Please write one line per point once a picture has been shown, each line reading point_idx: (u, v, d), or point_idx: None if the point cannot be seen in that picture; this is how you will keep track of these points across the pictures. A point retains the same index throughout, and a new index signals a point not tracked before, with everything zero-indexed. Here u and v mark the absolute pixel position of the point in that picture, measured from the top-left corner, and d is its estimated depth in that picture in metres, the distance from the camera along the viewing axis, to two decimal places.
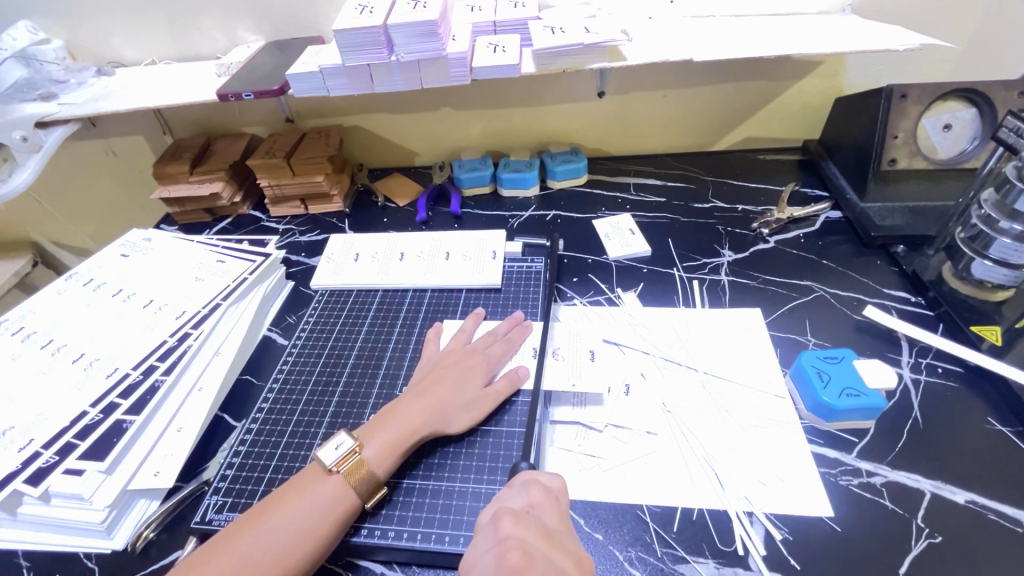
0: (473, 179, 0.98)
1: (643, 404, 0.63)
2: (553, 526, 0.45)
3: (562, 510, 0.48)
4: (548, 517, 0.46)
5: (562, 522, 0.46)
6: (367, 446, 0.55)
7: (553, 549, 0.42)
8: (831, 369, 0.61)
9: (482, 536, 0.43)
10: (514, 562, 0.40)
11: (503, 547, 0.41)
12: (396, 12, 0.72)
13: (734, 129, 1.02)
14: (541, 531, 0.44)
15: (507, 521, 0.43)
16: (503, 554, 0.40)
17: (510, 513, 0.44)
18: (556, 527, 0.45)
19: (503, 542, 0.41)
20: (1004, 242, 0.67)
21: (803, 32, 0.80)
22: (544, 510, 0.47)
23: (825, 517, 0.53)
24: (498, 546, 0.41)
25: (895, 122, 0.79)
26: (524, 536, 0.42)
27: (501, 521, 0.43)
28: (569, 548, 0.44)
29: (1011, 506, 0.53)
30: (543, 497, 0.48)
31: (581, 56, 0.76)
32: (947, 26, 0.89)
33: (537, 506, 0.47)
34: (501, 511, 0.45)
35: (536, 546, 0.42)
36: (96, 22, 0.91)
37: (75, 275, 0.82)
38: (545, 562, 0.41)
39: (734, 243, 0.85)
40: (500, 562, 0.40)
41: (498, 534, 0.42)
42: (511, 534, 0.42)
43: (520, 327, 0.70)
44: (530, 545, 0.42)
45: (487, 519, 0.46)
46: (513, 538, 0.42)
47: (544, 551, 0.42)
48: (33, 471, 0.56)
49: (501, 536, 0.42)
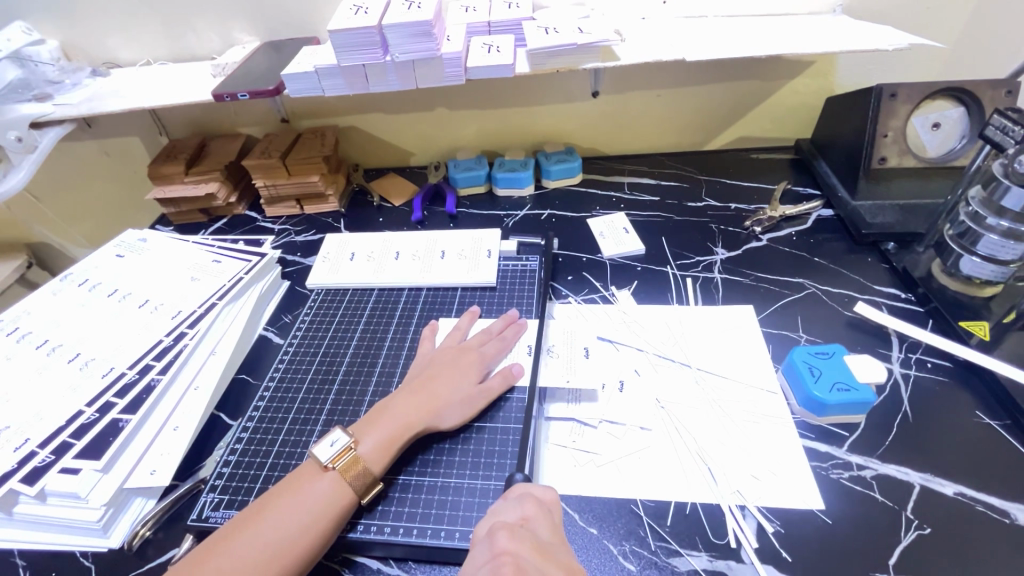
0: (468, 179, 0.99)
1: (637, 400, 0.64)
2: (546, 539, 0.45)
3: (556, 525, 0.48)
4: (541, 530, 0.46)
5: (556, 535, 0.46)
6: (362, 442, 0.56)
7: (547, 563, 0.42)
8: (823, 364, 0.62)
9: (478, 550, 0.44)
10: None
11: (497, 562, 0.42)
12: (391, 12, 0.73)
13: (727, 129, 1.03)
14: (535, 543, 0.44)
15: (502, 536, 0.44)
16: (496, 569, 0.41)
17: (505, 527, 0.45)
18: (549, 539, 0.45)
19: (498, 557, 0.42)
20: (991, 239, 0.67)
21: (794, 32, 0.81)
22: (538, 522, 0.47)
23: (817, 510, 0.54)
24: (492, 561, 0.42)
25: (885, 121, 0.79)
26: (518, 550, 0.43)
27: (497, 535, 0.44)
28: (562, 559, 0.44)
29: (998, 498, 0.54)
30: (537, 510, 0.48)
31: (575, 56, 0.77)
32: (935, 27, 0.90)
33: (532, 519, 0.47)
34: (497, 525, 0.46)
35: (530, 560, 0.42)
36: (91, 22, 0.91)
37: (69, 275, 0.82)
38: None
39: (727, 241, 0.86)
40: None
41: (494, 549, 0.43)
42: (506, 548, 0.43)
43: (516, 325, 0.71)
44: (523, 559, 0.42)
45: (483, 532, 0.46)
46: (507, 552, 0.42)
47: (537, 563, 0.42)
48: (29, 470, 0.56)
49: (496, 550, 0.43)
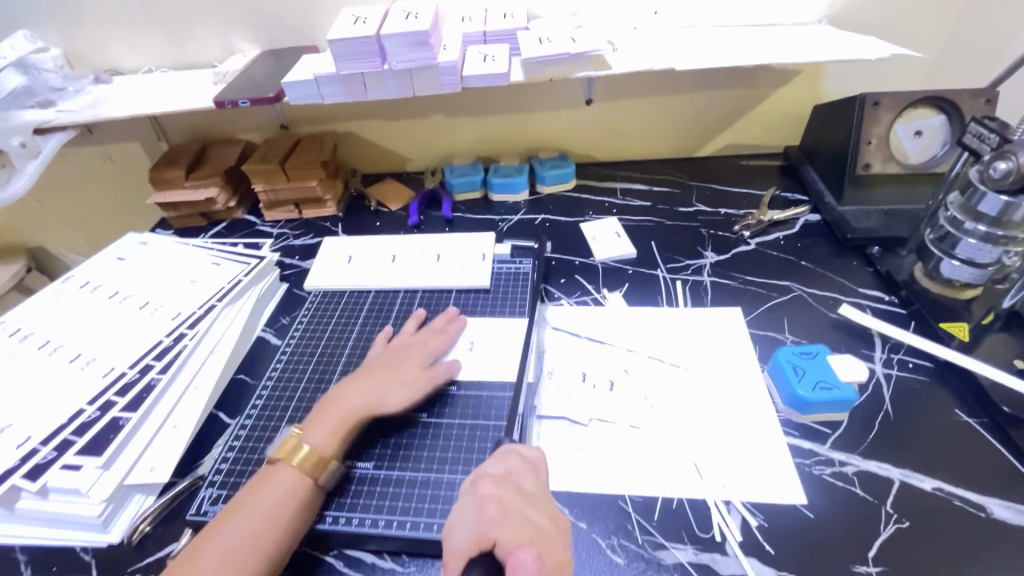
0: (464, 184, 1.01)
1: (627, 399, 0.66)
2: (530, 490, 0.49)
3: (540, 479, 0.51)
4: (525, 482, 0.50)
5: (539, 486, 0.50)
6: (310, 431, 0.57)
7: (530, 507, 0.47)
8: (806, 363, 0.64)
9: (463, 499, 0.48)
10: (492, 515, 0.45)
11: (481, 503, 0.46)
12: (389, 21, 0.75)
13: (717, 136, 1.05)
14: (518, 492, 0.48)
15: (486, 483, 0.48)
16: (481, 509, 0.45)
17: (489, 477, 0.49)
18: (532, 490, 0.49)
19: (481, 500, 0.46)
20: (970, 242, 0.70)
21: (780, 42, 0.84)
22: (522, 474, 0.50)
23: (799, 505, 0.55)
24: (477, 504, 0.46)
25: (869, 128, 0.81)
26: (501, 494, 0.47)
27: (479, 483, 0.48)
28: (545, 508, 0.48)
29: (975, 492, 0.55)
30: (520, 465, 0.51)
31: (567, 65, 0.79)
32: (917, 36, 0.92)
33: (515, 471, 0.50)
34: (480, 475, 0.49)
35: (514, 504, 0.46)
36: (96, 31, 0.93)
37: (71, 277, 0.83)
38: (522, 517, 0.45)
39: (716, 244, 0.88)
40: (479, 516, 0.45)
41: (478, 495, 0.47)
42: (489, 493, 0.47)
43: (456, 321, 0.74)
44: (507, 501, 0.46)
45: (466, 485, 0.50)
46: (490, 495, 0.47)
47: (519, 507, 0.46)
48: (32, 466, 0.58)
49: (479, 495, 0.47)
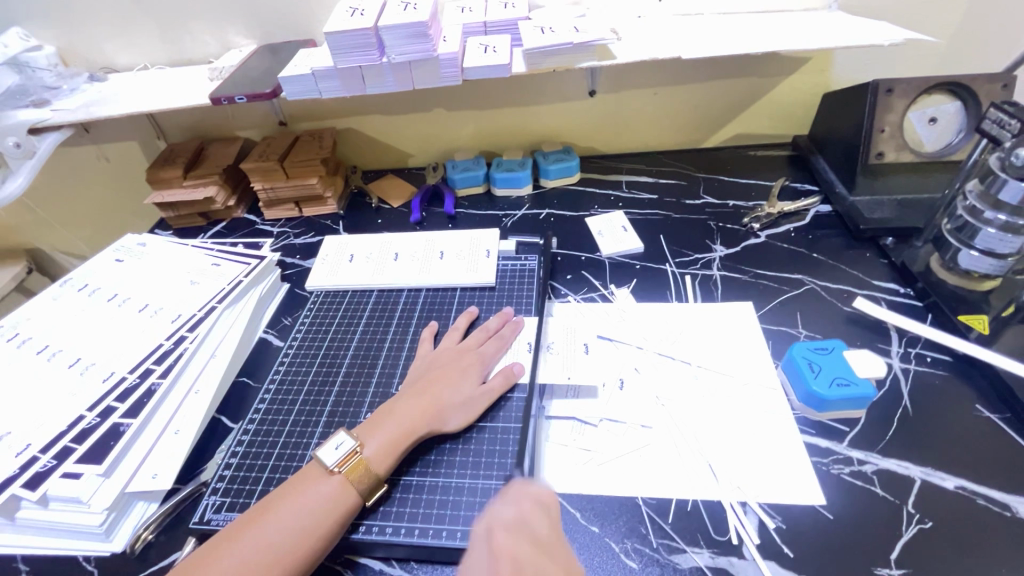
0: (466, 179, 0.99)
1: (637, 398, 0.64)
2: (545, 537, 0.45)
3: (554, 524, 0.47)
4: (539, 529, 0.46)
5: (554, 533, 0.46)
6: (367, 445, 0.56)
7: (546, 562, 0.43)
8: (822, 359, 0.62)
9: (476, 549, 0.45)
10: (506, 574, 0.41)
11: (495, 559, 0.43)
12: (387, 13, 0.73)
13: (724, 126, 1.03)
14: (534, 544, 0.44)
15: (500, 534, 0.45)
16: (495, 565, 0.42)
17: (503, 527, 0.46)
18: (548, 539, 0.45)
19: (495, 554, 0.43)
20: (988, 232, 0.68)
21: (789, 29, 0.81)
22: (537, 520, 0.47)
23: (818, 506, 0.54)
24: (491, 559, 0.43)
25: (882, 116, 0.79)
26: (516, 548, 0.44)
27: (494, 534, 0.45)
28: (562, 561, 0.44)
29: (999, 491, 0.54)
30: (533, 509, 0.48)
31: (571, 56, 0.76)
32: (931, 21, 0.90)
33: (529, 518, 0.47)
34: (494, 525, 0.46)
35: (528, 559, 0.43)
36: (88, 28, 0.91)
37: (69, 280, 0.82)
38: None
39: (725, 238, 0.86)
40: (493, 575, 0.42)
41: (492, 547, 0.44)
42: (504, 545, 0.44)
43: (512, 323, 0.71)
44: (521, 557, 0.43)
45: (479, 532, 0.47)
46: (505, 549, 0.43)
47: (536, 563, 0.42)
48: (31, 475, 0.56)
49: (493, 548, 0.44)
